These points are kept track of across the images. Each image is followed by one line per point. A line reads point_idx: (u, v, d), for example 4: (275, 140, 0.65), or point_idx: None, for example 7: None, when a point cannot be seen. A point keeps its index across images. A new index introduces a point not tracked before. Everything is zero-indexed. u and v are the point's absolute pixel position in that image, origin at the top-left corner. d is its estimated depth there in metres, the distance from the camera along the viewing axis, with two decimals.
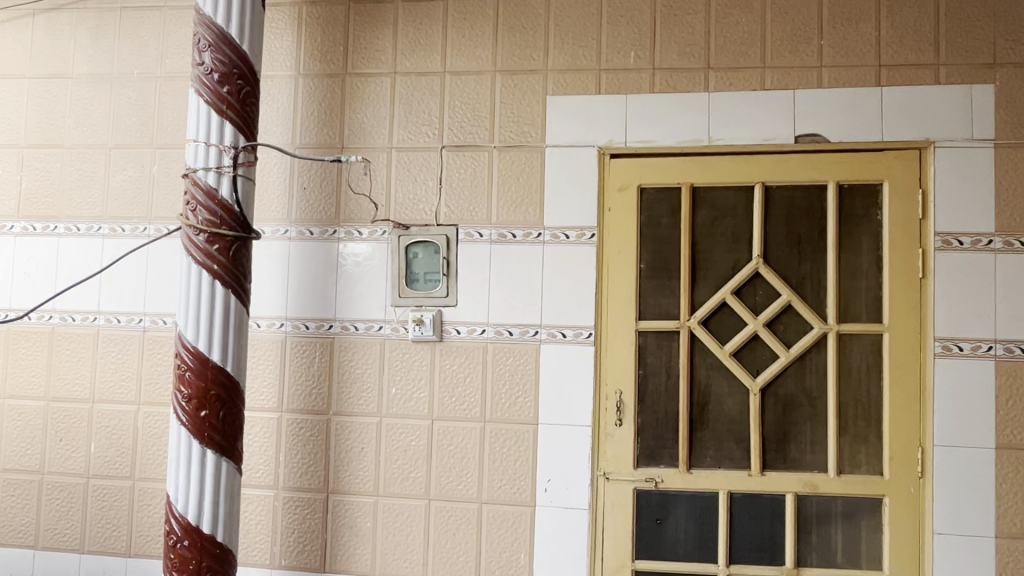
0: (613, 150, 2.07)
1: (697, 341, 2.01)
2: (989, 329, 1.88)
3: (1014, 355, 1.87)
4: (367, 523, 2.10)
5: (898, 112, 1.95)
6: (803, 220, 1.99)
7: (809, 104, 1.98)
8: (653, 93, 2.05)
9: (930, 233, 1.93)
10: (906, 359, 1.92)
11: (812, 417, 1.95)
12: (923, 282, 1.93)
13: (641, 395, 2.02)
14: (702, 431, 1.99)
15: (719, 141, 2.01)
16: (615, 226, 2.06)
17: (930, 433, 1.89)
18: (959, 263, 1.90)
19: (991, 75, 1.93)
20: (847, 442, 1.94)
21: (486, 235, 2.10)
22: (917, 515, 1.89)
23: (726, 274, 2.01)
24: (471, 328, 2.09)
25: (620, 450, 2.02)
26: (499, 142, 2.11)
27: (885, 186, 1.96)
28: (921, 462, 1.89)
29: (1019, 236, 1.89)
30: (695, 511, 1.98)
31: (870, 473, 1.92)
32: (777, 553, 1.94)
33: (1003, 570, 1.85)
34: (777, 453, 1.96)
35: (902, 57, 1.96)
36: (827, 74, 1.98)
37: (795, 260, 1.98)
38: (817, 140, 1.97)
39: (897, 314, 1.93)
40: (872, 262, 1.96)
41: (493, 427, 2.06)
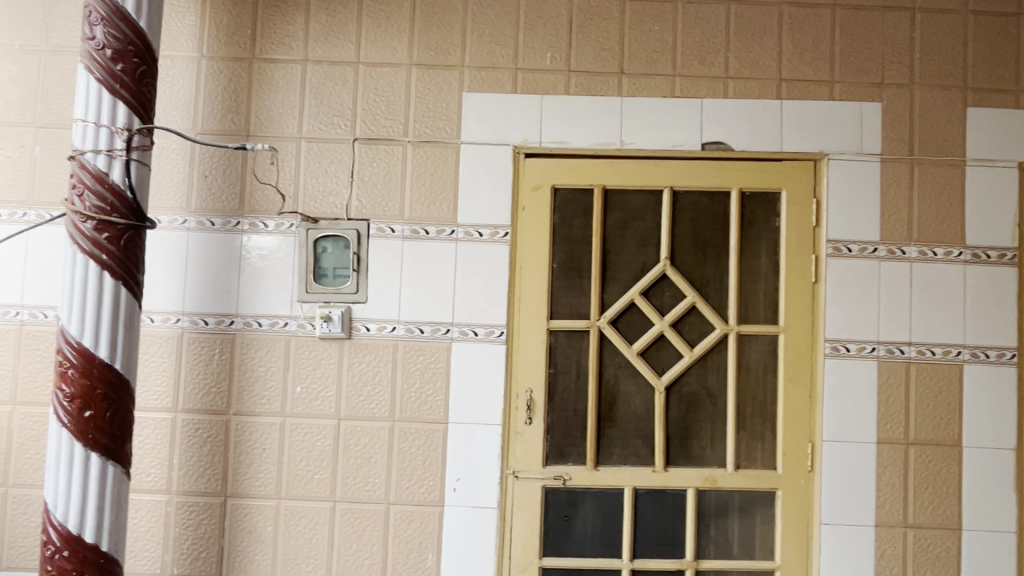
0: (528, 150, 2.07)
1: (607, 340, 2.05)
2: (873, 330, 2.01)
3: (894, 355, 2.00)
4: (267, 527, 2.02)
5: (795, 124, 2.05)
6: (708, 225, 2.06)
7: (716, 112, 2.05)
8: (568, 95, 2.07)
9: (823, 240, 2.04)
10: (800, 359, 2.02)
11: (712, 414, 2.03)
12: (816, 286, 2.03)
13: (550, 393, 2.04)
14: (609, 429, 2.03)
15: (631, 145, 2.06)
16: (529, 225, 2.06)
17: (819, 429, 2.00)
18: (848, 268, 2.02)
19: (879, 94, 2.06)
20: (744, 438, 2.02)
21: (398, 231, 2.06)
22: (806, 506, 2.00)
23: (634, 275, 2.06)
24: (381, 325, 2.05)
25: (529, 448, 2.02)
26: (414, 137, 2.08)
27: (783, 194, 2.05)
28: (811, 457, 2.00)
29: (900, 245, 2.02)
30: (601, 508, 2.01)
31: (765, 467, 2.01)
32: (678, 546, 2.00)
33: (881, 556, 1.97)
34: (680, 450, 2.02)
35: (801, 73, 2.06)
36: (732, 85, 2.06)
37: (700, 263, 2.06)
38: (723, 148, 2.05)
39: (792, 316, 2.03)
40: (770, 266, 2.05)
41: (402, 426, 2.03)
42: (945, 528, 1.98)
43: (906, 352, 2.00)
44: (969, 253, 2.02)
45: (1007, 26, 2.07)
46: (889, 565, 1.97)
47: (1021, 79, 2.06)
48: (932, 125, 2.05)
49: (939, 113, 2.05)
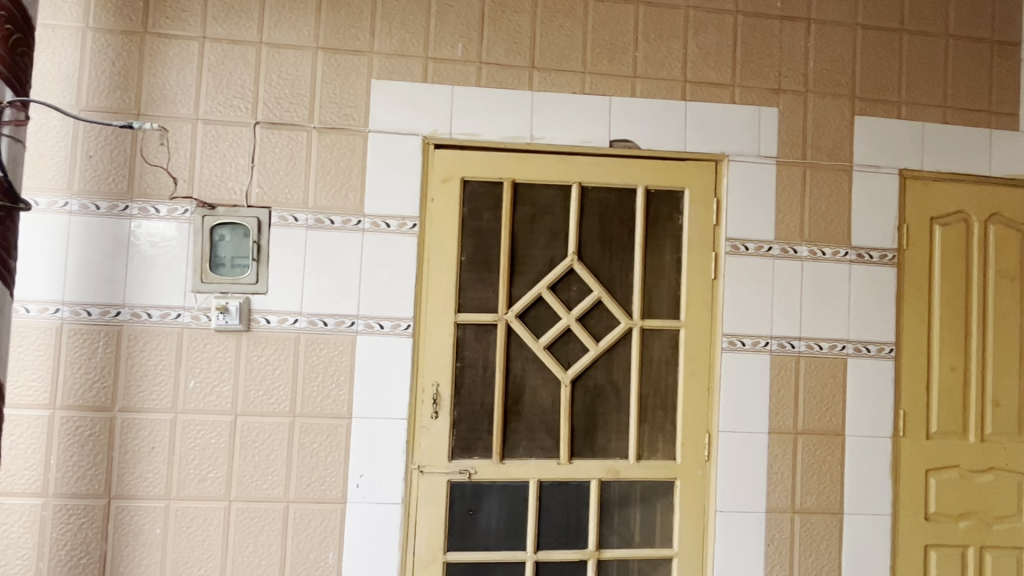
0: (438, 140, 2.04)
1: (514, 334, 2.05)
2: (766, 326, 2.10)
3: (785, 349, 2.10)
4: (156, 530, 1.91)
5: (698, 125, 2.11)
6: (614, 221, 2.10)
7: (623, 111, 2.09)
8: (479, 86, 2.06)
9: (722, 238, 2.11)
10: (699, 352, 2.09)
11: (616, 406, 2.07)
12: (715, 282, 2.11)
13: (457, 387, 2.03)
14: (515, 422, 2.04)
15: (541, 140, 2.06)
16: (438, 217, 2.04)
17: (716, 420, 2.08)
18: (745, 266, 2.10)
19: (776, 99, 2.15)
20: (646, 429, 2.08)
21: (302, 220, 1.99)
22: (702, 495, 2.07)
23: (542, 269, 2.07)
24: (282, 317, 1.97)
25: (434, 442, 2.00)
26: (319, 123, 2.01)
27: (686, 192, 2.12)
28: (708, 447, 2.07)
29: (793, 244, 2.12)
30: (506, 501, 2.02)
31: (664, 458, 2.07)
32: (581, 537, 2.04)
33: (771, 541, 2.07)
34: (585, 442, 2.05)
35: (705, 76, 2.13)
36: (640, 84, 2.11)
37: (606, 258, 2.09)
38: (630, 146, 2.09)
39: (692, 311, 2.09)
40: (672, 262, 2.11)
41: (303, 422, 1.96)
42: (829, 513, 2.09)
43: (796, 346, 2.11)
44: (854, 253, 2.14)
45: (891, 40, 2.20)
46: (777, 550, 2.07)
47: (903, 91, 2.20)
48: (824, 131, 2.16)
49: (829, 120, 2.16)
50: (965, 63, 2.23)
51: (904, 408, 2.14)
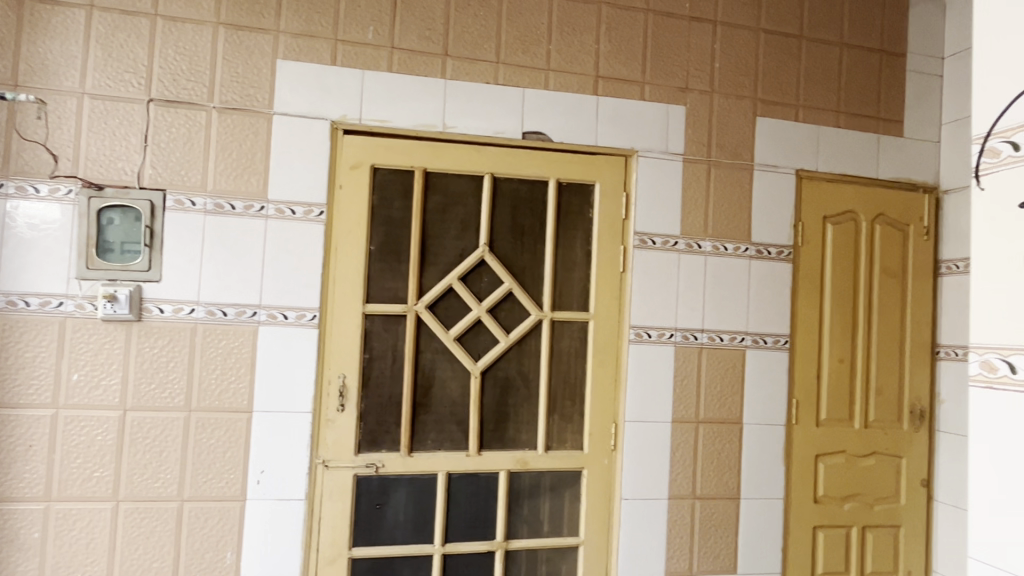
0: (347, 126, 1.98)
1: (424, 325, 2.02)
2: (671, 318, 2.16)
3: (689, 341, 2.17)
4: (33, 534, 1.78)
5: (609, 120, 2.14)
6: (526, 213, 2.11)
7: (536, 103, 2.10)
8: (390, 72, 2.01)
9: (630, 232, 2.15)
10: (607, 344, 2.12)
11: (525, 397, 2.08)
12: (624, 275, 2.15)
13: (365, 379, 1.98)
14: (424, 414, 2.01)
15: (453, 129, 2.04)
16: (346, 204, 1.98)
17: (622, 410, 2.12)
18: (652, 259, 2.15)
19: (684, 98, 2.21)
20: (555, 420, 2.10)
21: (200, 204, 1.89)
22: (608, 483, 2.11)
23: (453, 260, 2.05)
24: (177, 307, 1.87)
25: (340, 436, 1.95)
26: (219, 103, 1.91)
27: (597, 186, 2.14)
28: (614, 436, 2.11)
29: (697, 239, 2.19)
30: (414, 494, 1.99)
31: (572, 448, 2.10)
32: (489, 528, 2.04)
33: (673, 526, 2.13)
34: (494, 433, 2.05)
35: (616, 72, 2.16)
36: (553, 77, 2.11)
37: (517, 250, 2.09)
38: (542, 138, 2.10)
39: (601, 302, 2.12)
40: (582, 255, 2.14)
41: (199, 416, 1.87)
42: (727, 498, 2.18)
43: (699, 338, 2.18)
44: (754, 249, 2.23)
45: (792, 46, 2.30)
46: (678, 535, 2.14)
47: (800, 95, 2.30)
48: (728, 130, 2.23)
49: (733, 121, 2.24)
50: (857, 71, 2.36)
51: (797, 396, 2.24)
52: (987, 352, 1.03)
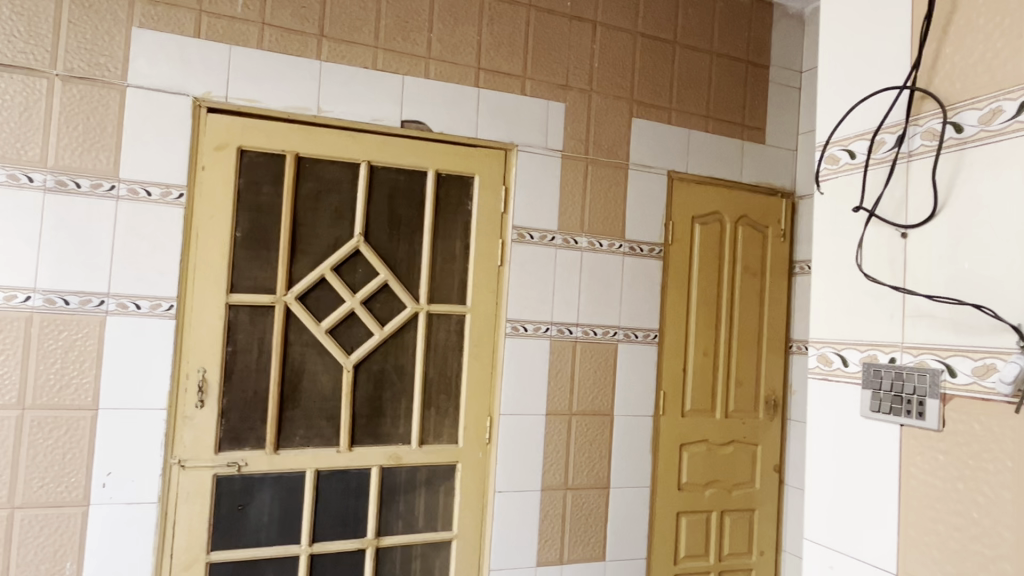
0: (211, 103, 1.86)
1: (293, 317, 1.93)
2: (547, 312, 2.18)
3: (563, 335, 2.20)
4: None
5: (490, 113, 2.14)
6: (403, 203, 2.06)
7: (416, 91, 2.05)
8: (261, 49, 1.90)
9: (509, 226, 2.16)
10: (484, 337, 2.12)
11: (400, 391, 2.04)
12: (501, 268, 2.15)
13: (227, 373, 1.87)
14: (292, 410, 1.93)
15: (328, 113, 1.96)
16: (209, 187, 1.85)
17: (498, 403, 2.12)
18: (530, 254, 2.16)
19: (563, 95, 2.24)
20: (430, 413, 2.07)
21: (39, 181, 1.71)
22: (482, 477, 2.11)
23: (326, 250, 1.97)
24: (9, 294, 1.68)
25: (199, 434, 1.83)
26: (64, 71, 1.74)
27: (476, 179, 2.13)
28: (489, 429, 2.12)
29: (574, 235, 2.22)
30: (280, 493, 1.91)
31: (446, 441, 2.09)
32: (360, 526, 1.98)
33: (545, 517, 2.16)
34: (366, 428, 2.00)
35: (497, 65, 2.15)
36: (433, 66, 2.08)
37: (393, 241, 2.05)
38: (421, 128, 2.06)
39: (479, 296, 2.12)
40: (460, 248, 2.12)
41: (35, 415, 1.70)
42: (598, 488, 2.23)
43: (573, 332, 2.21)
44: (628, 246, 2.30)
45: (665, 51, 2.38)
46: (550, 525, 2.16)
47: (673, 99, 2.39)
48: (605, 129, 2.29)
49: (610, 120, 2.29)
50: (724, 79, 2.48)
51: (664, 388, 2.34)
52: (824, 345, 1.10)
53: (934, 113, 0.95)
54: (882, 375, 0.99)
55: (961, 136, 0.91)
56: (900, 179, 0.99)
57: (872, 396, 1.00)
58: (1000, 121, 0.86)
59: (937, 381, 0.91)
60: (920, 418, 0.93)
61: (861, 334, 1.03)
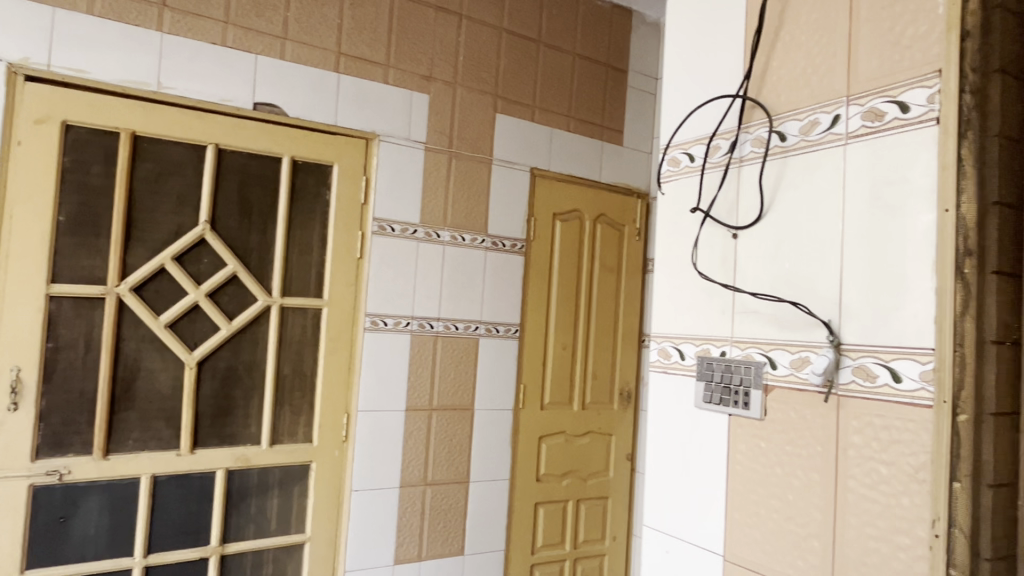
0: (30, 71, 1.66)
1: (127, 310, 1.77)
2: (408, 306, 2.15)
3: (424, 330, 2.17)
4: None
5: (350, 100, 2.07)
6: (256, 190, 1.95)
7: (269, 73, 1.94)
8: (91, 15, 1.72)
9: (369, 217, 2.10)
10: (341, 331, 2.05)
11: (249, 389, 1.93)
12: (361, 261, 2.09)
13: (47, 372, 1.69)
14: (125, 411, 1.77)
15: (170, 90, 1.82)
16: (26, 165, 1.66)
17: (355, 400, 2.06)
18: (390, 247, 2.12)
19: (427, 87, 2.20)
20: (282, 411, 1.98)
21: None
22: (338, 476, 2.04)
23: (166, 238, 1.82)
24: None
25: (11, 440, 1.64)
26: None
27: (335, 168, 2.06)
28: (346, 427, 2.05)
29: (437, 228, 2.20)
30: (110, 502, 1.75)
31: (300, 440, 2.00)
32: (202, 533, 1.86)
33: (404, 514, 2.12)
34: (211, 429, 1.87)
35: (358, 50, 2.08)
36: (289, 47, 1.98)
37: (244, 230, 1.93)
38: (275, 112, 1.95)
39: (336, 289, 2.05)
40: (317, 239, 2.04)
41: None
42: (457, 482, 2.23)
43: (434, 327, 2.19)
44: (490, 240, 2.31)
45: (530, 49, 2.41)
46: (408, 522, 2.13)
47: (537, 97, 2.43)
48: (469, 123, 2.28)
49: (474, 114, 2.29)
50: (586, 81, 2.55)
51: (524, 381, 2.38)
52: (663, 340, 1.16)
53: (761, 122, 1.01)
54: (713, 368, 1.05)
55: (785, 144, 0.98)
56: (732, 183, 1.05)
57: (704, 387, 1.06)
58: (817, 132, 0.93)
59: (759, 372, 0.98)
60: (745, 408, 0.99)
61: (696, 329, 1.09)
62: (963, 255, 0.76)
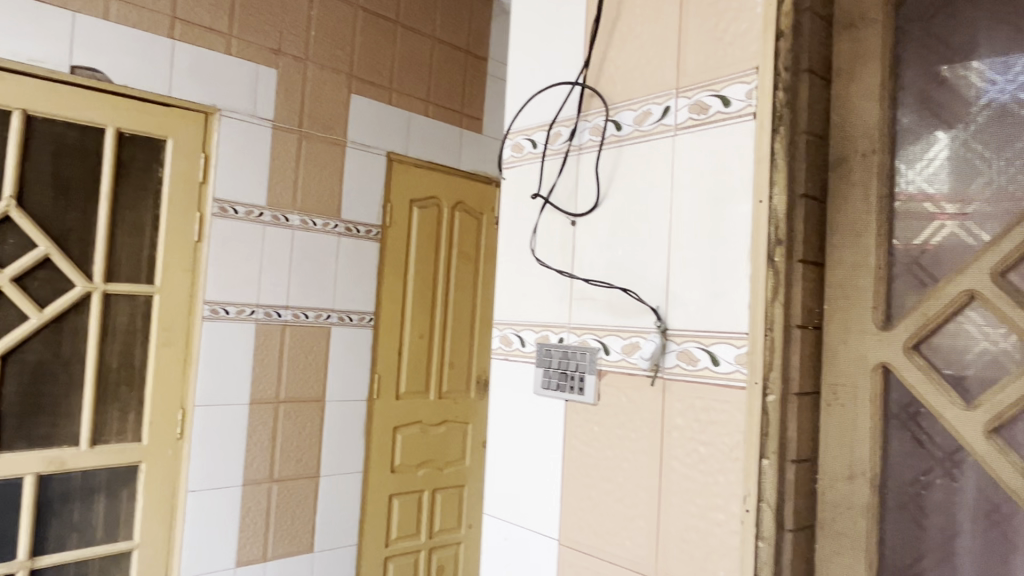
0: None
1: None
2: (252, 294, 2.02)
3: (270, 318, 2.06)
4: None
5: (186, 70, 1.90)
6: (73, 164, 1.75)
7: (90, 34, 1.75)
8: None
9: (208, 198, 1.95)
10: (176, 320, 1.90)
11: (66, 385, 1.73)
12: (198, 245, 1.93)
13: None
14: None
15: None
16: None
17: (192, 394, 1.91)
18: (232, 230, 1.98)
19: (275, 61, 2.07)
20: (106, 408, 1.79)
21: None
22: (172, 476, 1.89)
23: None
24: None
25: None
26: None
27: (169, 143, 1.89)
28: (181, 423, 1.90)
29: (285, 212, 2.09)
30: None
31: (128, 439, 1.82)
32: (9, 546, 1.64)
33: (246, 513, 2.00)
34: (18, 431, 1.66)
35: (197, 17, 1.92)
36: (114, 6, 1.78)
37: (59, 208, 1.73)
38: (98, 78, 1.76)
39: (171, 274, 1.89)
40: (149, 220, 1.87)
41: None
42: (306, 477, 2.13)
43: (282, 315, 2.08)
44: (343, 225, 2.22)
45: (387, 30, 2.34)
46: (252, 521, 2.01)
47: (394, 80, 2.36)
48: (321, 102, 2.17)
49: (327, 93, 2.19)
50: (445, 66, 2.51)
51: (379, 370, 2.32)
52: (505, 327, 1.15)
53: (598, 111, 1.03)
54: (552, 354, 1.06)
55: (620, 134, 1.00)
56: (571, 170, 1.06)
57: (542, 373, 1.07)
58: (649, 122, 0.96)
59: (594, 358, 1.00)
60: (580, 393, 1.01)
61: (536, 317, 1.10)
62: (774, 244, 0.82)
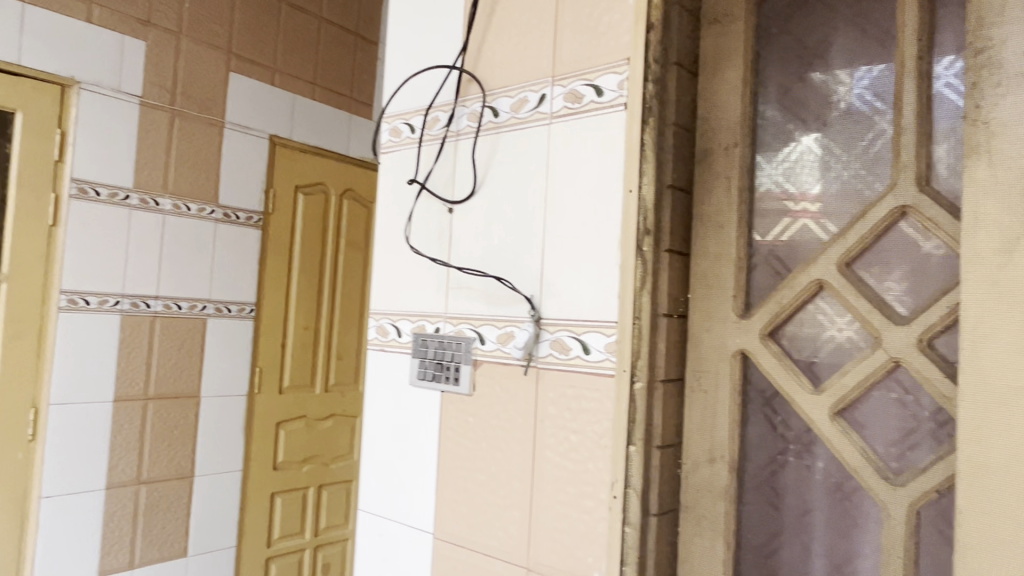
0: None
1: None
2: (117, 283, 1.87)
3: (138, 309, 1.91)
4: None
5: (39, 37, 1.72)
6: None
7: None
8: None
9: (65, 177, 1.78)
10: (27, 312, 1.73)
11: None
12: (53, 229, 1.77)
13: None
14: None
15: None
16: None
17: (46, 392, 1.75)
18: (93, 214, 1.82)
19: (143, 33, 1.92)
20: None
21: None
22: (23, 482, 1.72)
23: None
24: None
25: None
26: None
27: (18, 116, 1.71)
28: (32, 424, 1.73)
29: (155, 195, 1.94)
30: None
31: None
32: None
33: (110, 518, 1.86)
34: None
35: None
36: None
37: None
38: None
39: (19, 261, 1.72)
40: None
41: None
42: (178, 477, 2.00)
43: (152, 306, 1.94)
44: (220, 211, 2.10)
45: (269, 6, 2.22)
46: (116, 527, 1.87)
47: (277, 59, 2.25)
48: (195, 79, 2.04)
49: (202, 70, 2.05)
50: (332, 47, 2.42)
51: (260, 363, 2.22)
52: (382, 317, 1.12)
53: (476, 97, 1.02)
54: (428, 344, 1.04)
55: (497, 120, 0.99)
56: (448, 156, 1.05)
57: (418, 364, 1.05)
58: (525, 110, 0.95)
59: (469, 348, 0.98)
60: (456, 383, 1.00)
61: (413, 307, 1.07)
62: (642, 233, 0.84)
